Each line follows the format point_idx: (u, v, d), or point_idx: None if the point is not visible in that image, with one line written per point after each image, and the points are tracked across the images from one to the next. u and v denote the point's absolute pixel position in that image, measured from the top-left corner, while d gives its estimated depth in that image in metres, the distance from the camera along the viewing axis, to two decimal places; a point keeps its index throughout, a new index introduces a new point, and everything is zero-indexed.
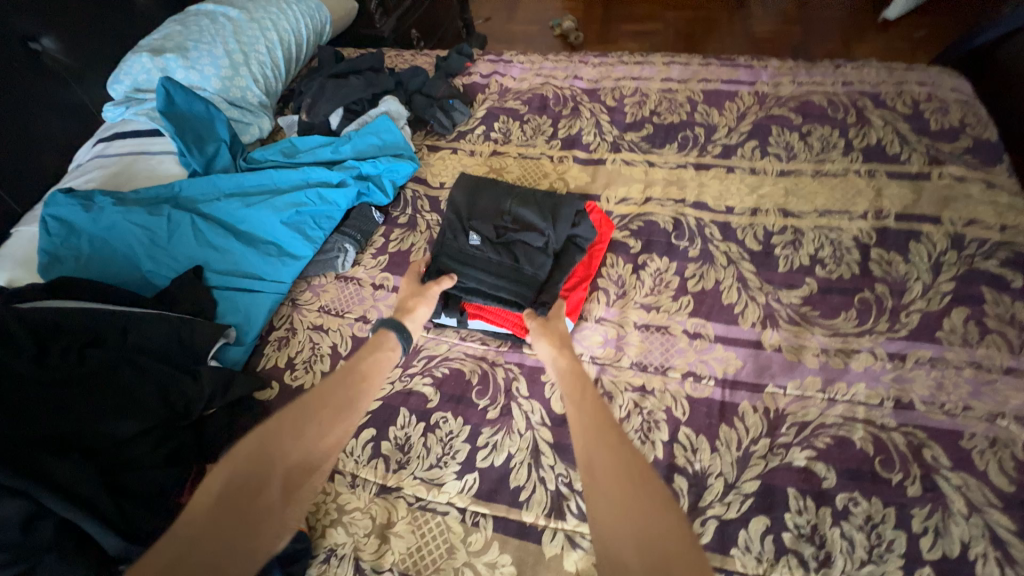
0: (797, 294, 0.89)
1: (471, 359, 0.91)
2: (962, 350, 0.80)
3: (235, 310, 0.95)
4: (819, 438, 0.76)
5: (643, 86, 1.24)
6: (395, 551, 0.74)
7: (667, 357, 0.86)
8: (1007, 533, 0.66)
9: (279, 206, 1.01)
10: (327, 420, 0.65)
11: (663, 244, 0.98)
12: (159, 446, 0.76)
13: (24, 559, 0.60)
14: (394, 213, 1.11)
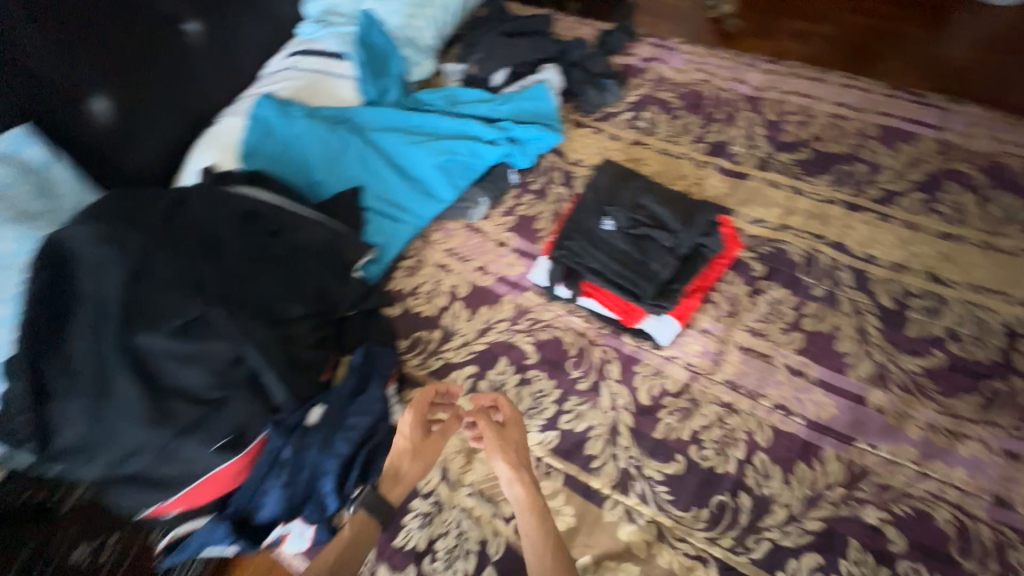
0: (919, 363, 0.87)
1: (573, 332, 0.98)
2: None
3: (380, 232, 1.08)
4: (897, 505, 0.77)
5: (812, 105, 1.17)
6: (477, 473, 0.87)
7: (762, 385, 0.88)
8: None
9: (435, 150, 1.10)
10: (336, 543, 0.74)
11: (788, 276, 0.98)
12: (316, 331, 0.89)
13: (227, 389, 0.74)
14: (528, 179, 1.18)
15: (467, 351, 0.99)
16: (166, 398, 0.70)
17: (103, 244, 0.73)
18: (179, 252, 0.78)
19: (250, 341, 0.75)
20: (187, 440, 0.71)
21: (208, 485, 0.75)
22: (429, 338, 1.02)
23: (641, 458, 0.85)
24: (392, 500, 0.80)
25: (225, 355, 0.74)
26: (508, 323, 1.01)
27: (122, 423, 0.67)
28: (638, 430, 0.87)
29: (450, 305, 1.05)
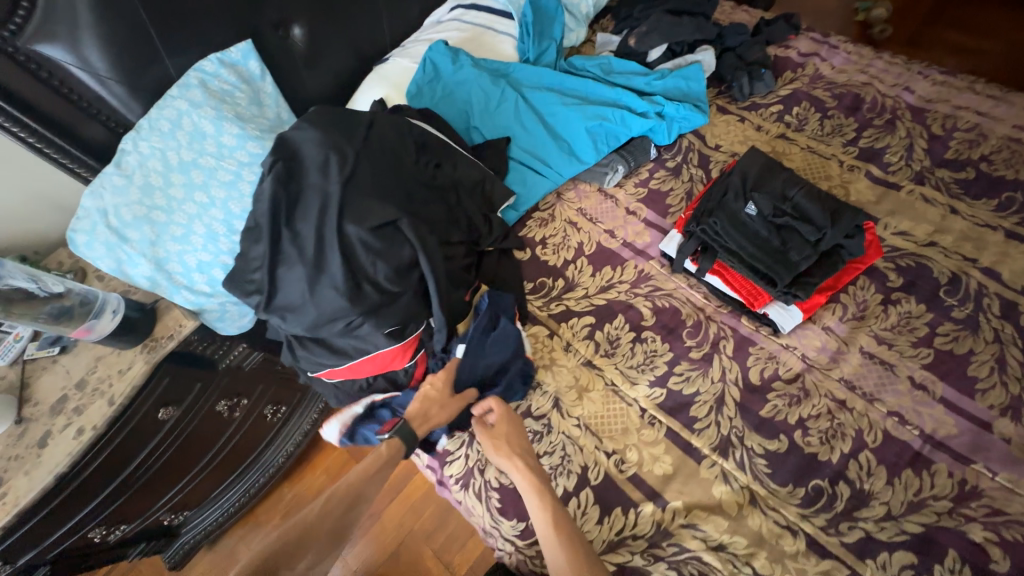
0: None
1: (691, 305, 1.03)
2: None
3: (522, 182, 1.17)
4: (1010, 531, 0.77)
5: (986, 125, 1.11)
6: (585, 409, 0.95)
7: (880, 390, 0.90)
8: None
9: (588, 114, 1.17)
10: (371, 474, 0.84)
11: (927, 292, 0.96)
12: (466, 257, 1.01)
13: (403, 286, 0.87)
14: (666, 156, 1.22)
15: (587, 303, 1.07)
16: (360, 282, 0.83)
17: (326, 149, 0.88)
18: (376, 166, 0.92)
19: (425, 249, 0.88)
20: (368, 321, 0.84)
21: (370, 363, 0.90)
22: (552, 285, 1.11)
23: (744, 431, 0.90)
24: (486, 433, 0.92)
25: (405, 258, 0.87)
26: (628, 286, 1.07)
27: (327, 295, 0.82)
28: (744, 405, 0.92)
29: (574, 260, 1.13)
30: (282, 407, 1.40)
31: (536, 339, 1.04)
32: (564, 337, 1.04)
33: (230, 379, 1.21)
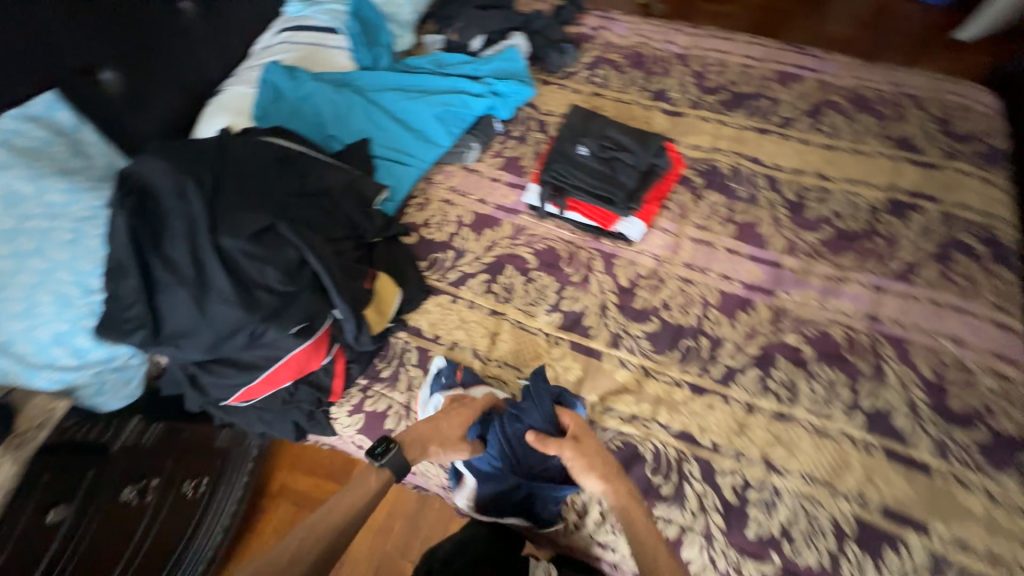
0: (816, 235, 1.17)
1: (563, 241, 1.21)
2: (927, 289, 1.08)
3: (391, 175, 1.27)
4: (807, 329, 1.06)
5: (726, 59, 1.48)
6: (501, 350, 1.08)
7: (709, 262, 1.16)
8: (922, 401, 0.96)
9: (433, 103, 1.31)
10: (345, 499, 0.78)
11: (720, 184, 1.27)
12: (354, 250, 1.06)
13: (296, 283, 0.91)
14: (511, 128, 1.40)
15: (479, 264, 1.20)
16: (251, 291, 0.86)
17: (179, 175, 0.88)
18: (238, 183, 0.94)
19: (310, 246, 0.93)
20: (271, 326, 0.87)
21: (285, 368, 0.91)
22: (445, 258, 1.21)
23: (626, 323, 1.10)
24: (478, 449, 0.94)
25: (292, 259, 0.91)
26: (509, 240, 1.22)
27: (220, 311, 0.83)
28: (621, 304, 1.12)
29: (458, 232, 1.25)
30: (202, 480, 1.18)
31: (443, 307, 1.15)
32: (467, 297, 1.15)
33: (122, 466, 1.01)
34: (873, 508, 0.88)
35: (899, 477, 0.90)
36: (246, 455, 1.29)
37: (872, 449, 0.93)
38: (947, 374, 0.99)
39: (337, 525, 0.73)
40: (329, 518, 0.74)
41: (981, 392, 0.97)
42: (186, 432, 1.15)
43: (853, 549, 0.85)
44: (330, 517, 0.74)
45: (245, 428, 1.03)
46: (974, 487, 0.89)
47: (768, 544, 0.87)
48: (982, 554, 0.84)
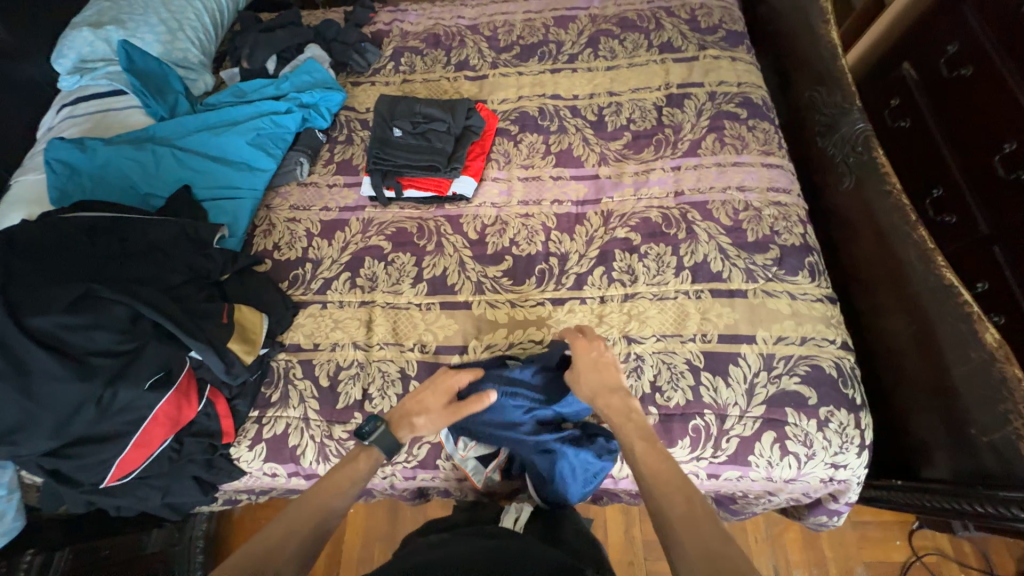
0: (619, 143, 1.34)
1: (410, 219, 1.27)
2: (711, 156, 1.28)
3: (223, 212, 1.26)
4: (631, 220, 1.22)
5: (511, 19, 1.62)
6: (380, 333, 1.13)
7: (541, 194, 1.29)
8: (727, 244, 1.15)
9: (242, 131, 1.32)
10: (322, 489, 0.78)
11: (533, 125, 1.39)
12: (199, 291, 1.04)
13: (133, 338, 0.90)
14: (334, 134, 1.44)
15: (338, 265, 1.23)
16: (85, 360, 0.85)
17: None
18: (36, 263, 0.90)
19: (138, 298, 0.91)
20: (119, 386, 0.87)
21: (155, 426, 0.91)
22: (304, 271, 1.23)
23: (485, 269, 1.19)
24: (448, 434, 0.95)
25: (123, 316, 0.90)
26: (360, 235, 1.27)
27: (52, 390, 0.82)
28: (476, 255, 1.21)
29: (310, 243, 1.27)
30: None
31: (314, 316, 1.17)
32: (335, 299, 1.19)
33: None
34: (712, 339, 1.05)
35: (725, 308, 1.08)
36: (192, 551, 1.36)
37: (701, 294, 1.10)
38: (740, 217, 1.19)
39: (332, 498, 0.78)
40: (321, 494, 0.77)
41: (767, 221, 1.18)
42: (105, 550, 1.22)
43: (706, 376, 1.02)
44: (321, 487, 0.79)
45: (142, 504, 0.99)
46: (779, 294, 1.09)
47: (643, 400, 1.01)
48: (796, 339, 1.04)
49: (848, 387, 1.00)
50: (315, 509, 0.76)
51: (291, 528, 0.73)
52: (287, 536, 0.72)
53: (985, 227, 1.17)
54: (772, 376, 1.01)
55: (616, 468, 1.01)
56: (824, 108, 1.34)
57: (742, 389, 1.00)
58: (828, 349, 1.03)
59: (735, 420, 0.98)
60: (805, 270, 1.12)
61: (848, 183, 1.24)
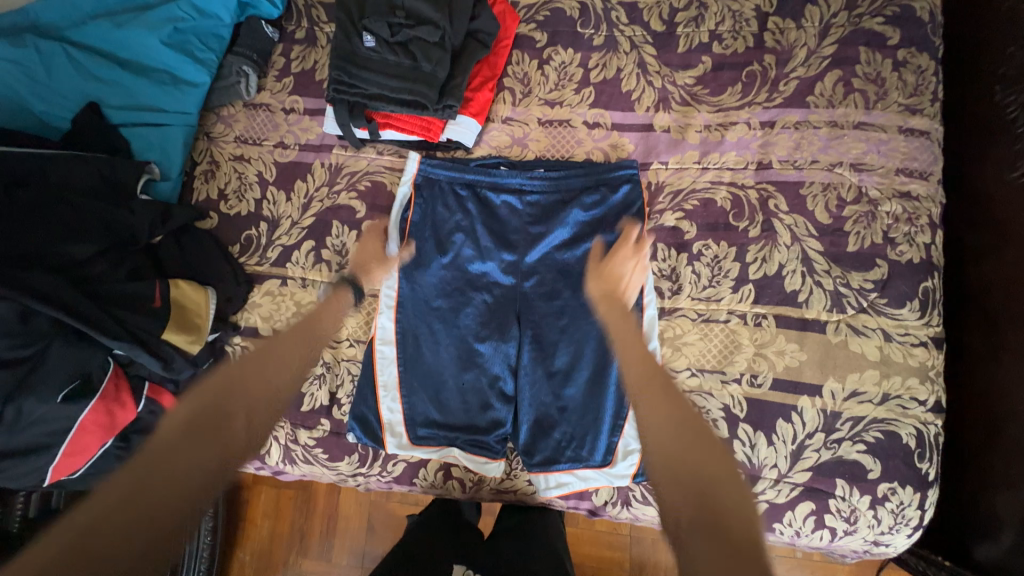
0: (692, 75, 0.92)
1: (389, 171, 0.96)
2: (825, 111, 0.87)
3: (147, 146, 0.95)
4: (688, 202, 0.88)
5: None
6: (350, 326, 0.93)
7: (567, 148, 0.93)
8: (815, 254, 0.84)
9: (154, 23, 0.93)
10: (256, 372, 0.65)
11: (569, 34, 0.96)
12: (119, 264, 0.84)
13: (32, 342, 0.72)
14: (288, 28, 1.03)
15: (299, 230, 0.97)
16: None
17: None
18: None
19: (27, 291, 0.71)
20: (22, 402, 0.72)
21: (84, 434, 0.77)
22: (259, 233, 0.98)
23: (483, 255, 0.90)
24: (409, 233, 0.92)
25: (9, 314, 0.70)
26: (327, 188, 0.97)
27: None
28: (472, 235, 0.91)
29: (265, 194, 0.99)
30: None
31: (272, 296, 0.96)
32: (297, 276, 0.96)
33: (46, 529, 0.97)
34: (763, 384, 0.82)
35: (791, 343, 0.82)
36: None
37: (762, 321, 0.83)
38: (845, 212, 0.84)
39: (273, 373, 0.67)
40: (246, 368, 0.65)
41: (882, 223, 0.84)
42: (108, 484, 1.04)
43: (744, 429, 0.82)
44: (235, 371, 0.64)
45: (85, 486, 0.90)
46: (869, 331, 0.81)
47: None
48: (875, 397, 0.80)
49: (923, 461, 0.80)
50: (237, 382, 0.63)
51: (208, 408, 0.59)
52: (243, 424, 0.61)
53: None
54: (830, 440, 0.80)
55: (613, 511, 0.87)
56: None
57: (786, 450, 0.81)
58: (912, 413, 0.80)
59: (768, 485, 0.81)
60: (915, 301, 0.82)
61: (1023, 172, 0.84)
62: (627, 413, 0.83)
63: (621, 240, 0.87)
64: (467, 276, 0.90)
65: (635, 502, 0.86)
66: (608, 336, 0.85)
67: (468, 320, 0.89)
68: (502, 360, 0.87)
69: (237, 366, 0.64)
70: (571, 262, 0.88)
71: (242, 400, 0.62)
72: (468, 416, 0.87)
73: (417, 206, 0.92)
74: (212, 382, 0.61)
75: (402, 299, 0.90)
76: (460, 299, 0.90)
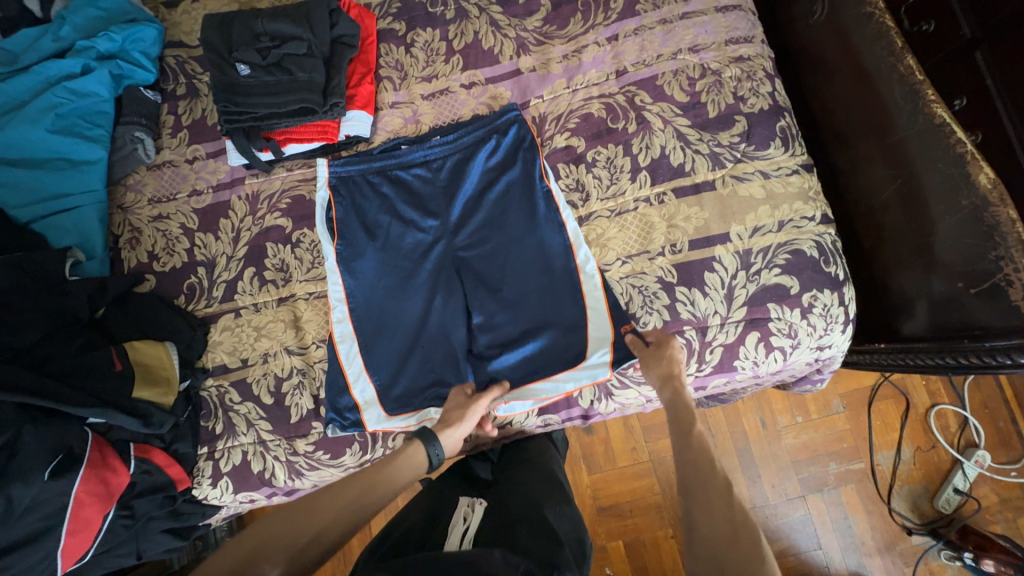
0: (538, 18, 1.04)
1: (304, 183, 1.02)
2: (654, 14, 1.01)
3: (64, 232, 0.97)
4: (571, 122, 0.99)
5: None
6: (312, 332, 0.97)
7: (455, 110, 1.02)
8: (686, 128, 0.96)
9: (34, 116, 0.96)
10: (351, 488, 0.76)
11: (423, 17, 1.06)
12: (69, 342, 0.86)
13: (6, 428, 0.74)
14: (168, 88, 1.08)
15: (237, 262, 1.01)
16: None
17: None
18: None
19: None
20: (8, 490, 0.72)
21: (84, 507, 0.79)
22: (199, 279, 1.01)
23: (413, 224, 0.98)
24: (341, 226, 0.98)
25: None
26: (251, 217, 1.02)
27: None
28: (395, 211, 0.98)
29: (193, 242, 1.02)
30: None
31: (230, 329, 0.99)
32: (248, 302, 1.00)
33: None
34: (683, 249, 0.93)
35: (693, 208, 0.93)
36: None
37: (664, 197, 0.95)
38: (698, 87, 0.97)
39: (377, 485, 0.77)
40: (359, 478, 0.77)
41: (729, 86, 0.97)
42: None
43: (680, 291, 0.92)
44: (341, 493, 0.75)
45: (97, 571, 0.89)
46: (750, 176, 0.94)
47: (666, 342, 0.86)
48: (773, 226, 0.92)
49: (830, 266, 0.92)
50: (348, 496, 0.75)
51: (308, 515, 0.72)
52: (327, 521, 0.72)
53: (968, 32, 0.88)
54: (751, 274, 0.91)
55: (602, 407, 0.95)
56: None
57: (720, 296, 0.91)
58: (808, 228, 0.93)
59: (717, 330, 0.91)
60: (777, 138, 0.95)
61: (820, 13, 1.01)
62: (584, 314, 0.91)
63: (527, 171, 0.96)
64: (405, 251, 0.97)
65: (616, 390, 0.93)
66: (544, 256, 0.94)
67: (419, 286, 0.95)
68: (458, 310, 0.94)
69: (350, 485, 0.77)
70: (490, 205, 0.96)
71: (331, 509, 0.73)
72: (440, 371, 0.93)
73: (345, 199, 0.98)
74: (326, 501, 0.74)
75: (350, 290, 0.96)
76: (404, 270, 0.96)
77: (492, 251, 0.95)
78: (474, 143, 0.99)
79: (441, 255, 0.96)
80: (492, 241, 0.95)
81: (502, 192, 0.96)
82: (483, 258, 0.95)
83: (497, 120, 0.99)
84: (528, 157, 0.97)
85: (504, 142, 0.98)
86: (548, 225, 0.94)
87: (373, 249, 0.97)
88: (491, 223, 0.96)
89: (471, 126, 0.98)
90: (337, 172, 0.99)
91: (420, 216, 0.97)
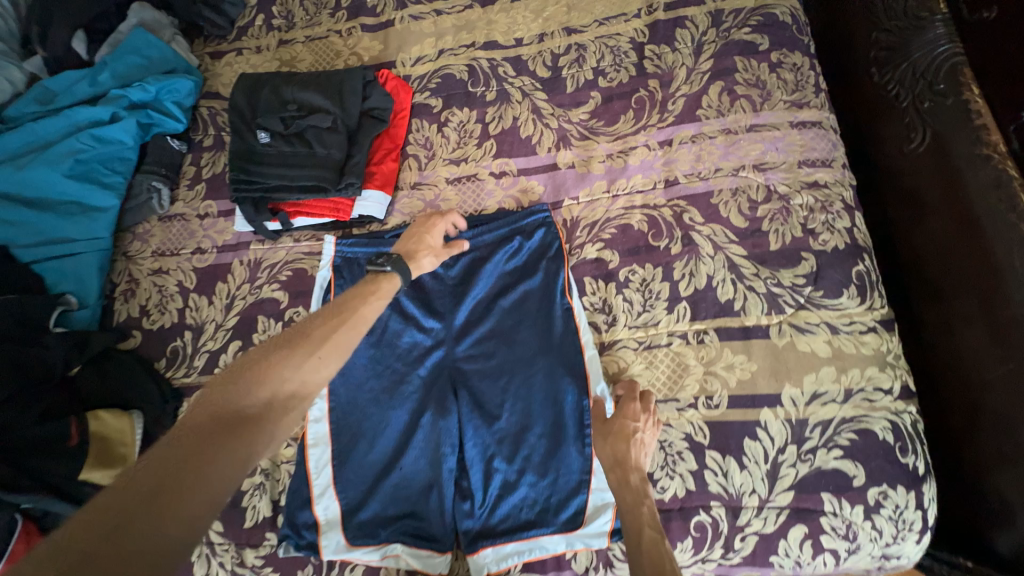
0: (585, 110, 0.94)
1: (308, 256, 0.94)
2: (716, 121, 0.89)
3: (61, 277, 0.93)
4: (605, 231, 0.88)
5: None
6: None
7: (479, 200, 0.93)
8: (739, 258, 0.82)
9: (54, 159, 0.94)
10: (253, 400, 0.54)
11: (462, 96, 0.99)
12: (28, 408, 0.79)
13: None
14: (196, 138, 1.06)
15: (224, 332, 0.94)
16: None
17: None
18: None
19: None
20: None
21: None
22: (184, 343, 0.94)
23: (414, 322, 0.87)
24: None
25: None
26: (248, 285, 0.95)
27: None
28: (396, 303, 0.88)
29: (187, 302, 0.96)
30: None
31: None
32: None
33: None
34: (720, 404, 0.77)
35: (738, 355, 0.78)
36: None
37: (704, 337, 0.80)
38: (759, 212, 0.84)
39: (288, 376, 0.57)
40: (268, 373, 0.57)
41: (797, 216, 0.83)
42: None
43: (712, 457, 0.76)
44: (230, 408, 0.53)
45: None
46: (814, 327, 0.78)
47: (645, 397, 0.77)
48: (838, 395, 0.75)
49: (907, 455, 0.73)
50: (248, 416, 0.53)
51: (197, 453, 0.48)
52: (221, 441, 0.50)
53: None
54: (803, 452, 0.74)
55: None
56: (887, 21, 0.92)
57: (762, 472, 0.74)
58: (881, 404, 0.75)
59: (753, 514, 0.74)
60: (852, 286, 0.79)
61: (918, 142, 0.86)
62: (592, 466, 0.77)
63: (548, 283, 0.85)
64: (399, 351, 0.86)
65: (619, 562, 0.76)
66: (552, 384, 0.81)
67: (408, 396, 0.84)
68: (446, 432, 0.81)
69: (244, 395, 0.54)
70: (501, 313, 0.85)
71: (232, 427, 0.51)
72: (414, 501, 0.80)
73: (347, 281, 0.89)
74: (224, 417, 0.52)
75: (334, 386, 0.86)
76: (395, 373, 0.85)
77: (494, 367, 0.83)
78: (495, 241, 0.88)
79: (436, 363, 0.85)
80: (498, 356, 0.83)
81: (516, 301, 0.85)
82: (482, 374, 0.83)
83: (524, 220, 0.88)
84: (551, 267, 0.85)
85: (527, 244, 0.87)
86: (558, 347, 0.82)
87: (364, 343, 0.87)
88: (498, 335, 0.84)
89: (495, 222, 0.88)
90: (344, 252, 0.90)
91: (422, 314, 0.87)
